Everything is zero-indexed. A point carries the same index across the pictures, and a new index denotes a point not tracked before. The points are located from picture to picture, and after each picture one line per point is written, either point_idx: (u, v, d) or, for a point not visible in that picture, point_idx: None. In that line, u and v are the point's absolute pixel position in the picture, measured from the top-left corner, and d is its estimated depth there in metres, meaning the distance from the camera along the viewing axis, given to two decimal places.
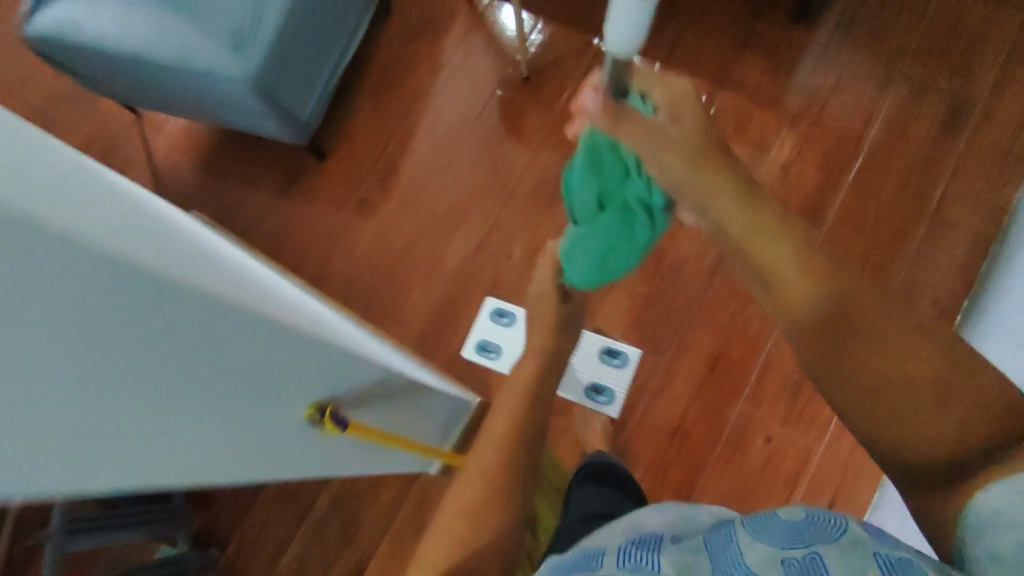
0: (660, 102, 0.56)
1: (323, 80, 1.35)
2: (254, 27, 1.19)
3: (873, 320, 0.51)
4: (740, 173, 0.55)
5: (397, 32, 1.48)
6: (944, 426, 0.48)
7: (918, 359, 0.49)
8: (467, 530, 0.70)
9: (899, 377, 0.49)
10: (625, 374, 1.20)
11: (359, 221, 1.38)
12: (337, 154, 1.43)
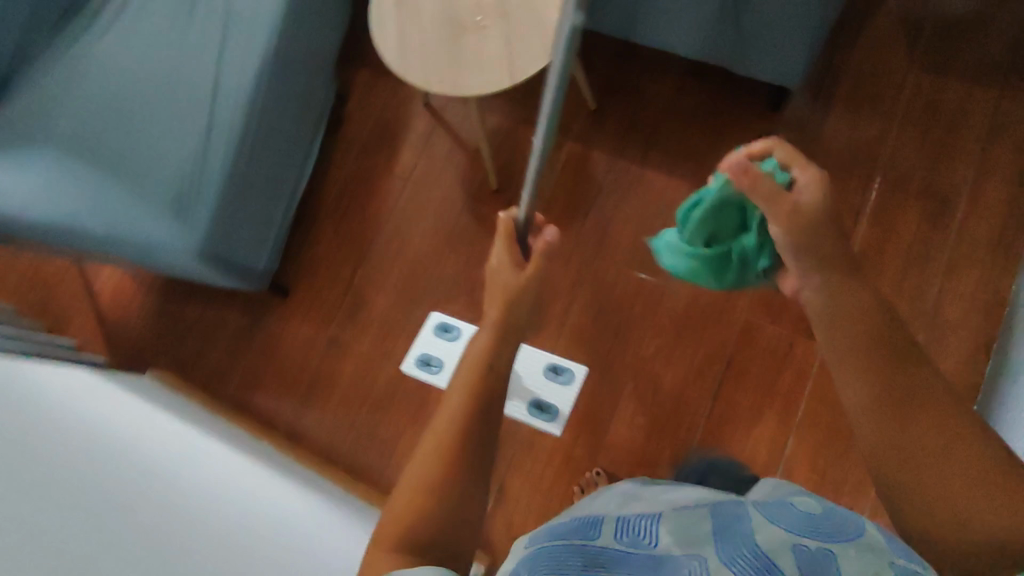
0: (799, 177, 0.64)
1: (276, 221, 1.25)
2: (196, 189, 1.07)
3: (912, 394, 0.50)
4: (839, 249, 0.60)
5: (353, 150, 1.40)
6: (966, 493, 0.46)
7: (940, 422, 0.49)
8: (450, 455, 0.56)
9: (913, 413, 0.49)
10: (571, 389, 1.21)
11: (334, 363, 1.29)
12: (302, 290, 1.33)
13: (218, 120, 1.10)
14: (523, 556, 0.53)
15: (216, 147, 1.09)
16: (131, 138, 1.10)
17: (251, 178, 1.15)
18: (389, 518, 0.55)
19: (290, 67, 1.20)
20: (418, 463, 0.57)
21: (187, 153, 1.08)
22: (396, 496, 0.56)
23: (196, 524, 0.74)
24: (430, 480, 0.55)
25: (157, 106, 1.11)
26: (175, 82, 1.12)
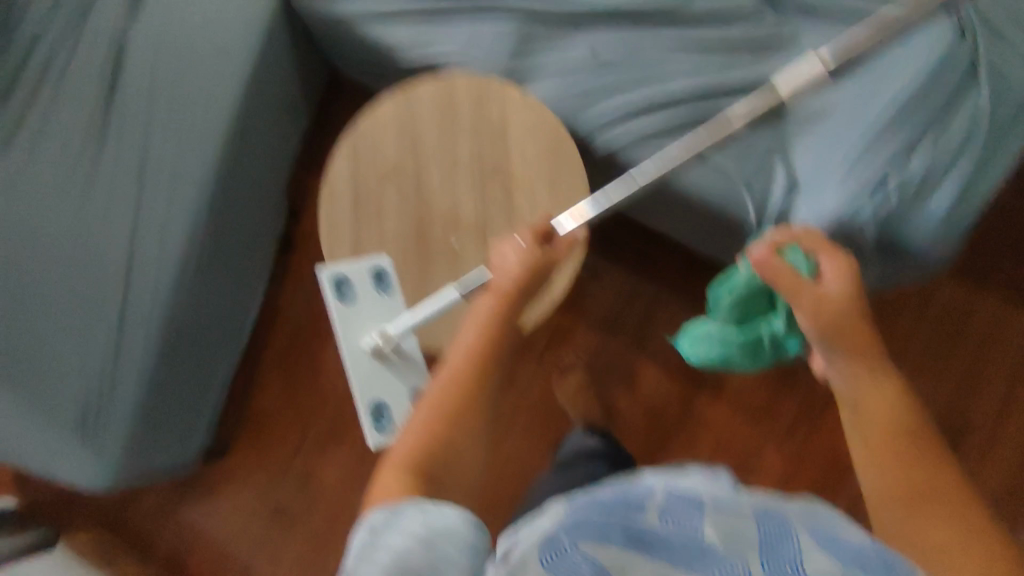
0: (825, 267, 0.68)
1: (211, 398, 1.10)
2: (106, 404, 0.91)
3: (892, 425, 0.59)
4: (874, 346, 0.65)
5: (306, 287, 1.23)
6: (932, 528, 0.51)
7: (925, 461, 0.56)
8: (452, 398, 0.58)
9: (896, 449, 0.57)
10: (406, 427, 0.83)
11: (279, 537, 1.16)
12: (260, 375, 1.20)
13: (135, 316, 0.92)
14: (563, 517, 0.38)
15: (132, 351, 0.92)
16: (24, 334, 0.90)
17: (178, 371, 0.99)
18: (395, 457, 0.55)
19: (227, 228, 1.03)
20: (414, 422, 0.58)
21: (95, 359, 0.91)
22: (401, 443, 0.56)
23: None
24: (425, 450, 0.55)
25: (57, 293, 0.91)
26: (81, 261, 0.92)
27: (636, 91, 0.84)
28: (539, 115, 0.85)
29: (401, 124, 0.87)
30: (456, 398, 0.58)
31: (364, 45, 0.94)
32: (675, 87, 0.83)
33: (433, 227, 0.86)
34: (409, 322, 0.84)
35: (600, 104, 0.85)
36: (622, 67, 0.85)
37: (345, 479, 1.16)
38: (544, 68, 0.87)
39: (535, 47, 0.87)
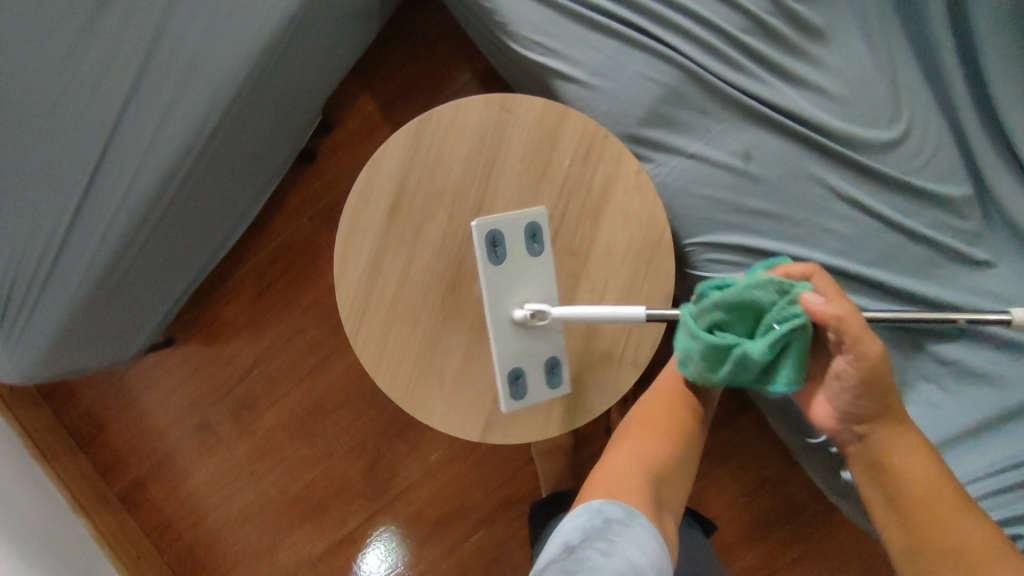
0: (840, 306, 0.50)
1: (162, 310, 0.94)
2: (33, 300, 0.75)
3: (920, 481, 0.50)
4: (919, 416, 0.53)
5: (309, 211, 1.05)
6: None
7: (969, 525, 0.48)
8: (669, 441, 0.57)
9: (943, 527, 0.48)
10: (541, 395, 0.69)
11: (198, 453, 1.10)
12: (234, 283, 1.07)
13: (90, 219, 0.74)
14: None
15: (74, 261, 0.74)
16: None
17: (127, 288, 0.82)
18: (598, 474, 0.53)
19: (238, 141, 0.82)
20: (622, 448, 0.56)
21: (31, 251, 0.74)
22: (609, 462, 0.54)
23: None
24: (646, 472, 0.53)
25: (13, 154, 0.73)
26: (52, 128, 0.73)
27: (772, 229, 0.68)
28: (648, 211, 0.68)
29: (484, 144, 0.69)
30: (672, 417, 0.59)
31: (477, 6, 0.71)
32: (820, 250, 0.67)
33: (469, 281, 0.69)
34: (399, 376, 0.69)
35: (724, 224, 0.69)
36: (769, 193, 0.68)
37: (284, 428, 1.07)
38: (680, 148, 0.69)
39: (678, 117, 0.69)
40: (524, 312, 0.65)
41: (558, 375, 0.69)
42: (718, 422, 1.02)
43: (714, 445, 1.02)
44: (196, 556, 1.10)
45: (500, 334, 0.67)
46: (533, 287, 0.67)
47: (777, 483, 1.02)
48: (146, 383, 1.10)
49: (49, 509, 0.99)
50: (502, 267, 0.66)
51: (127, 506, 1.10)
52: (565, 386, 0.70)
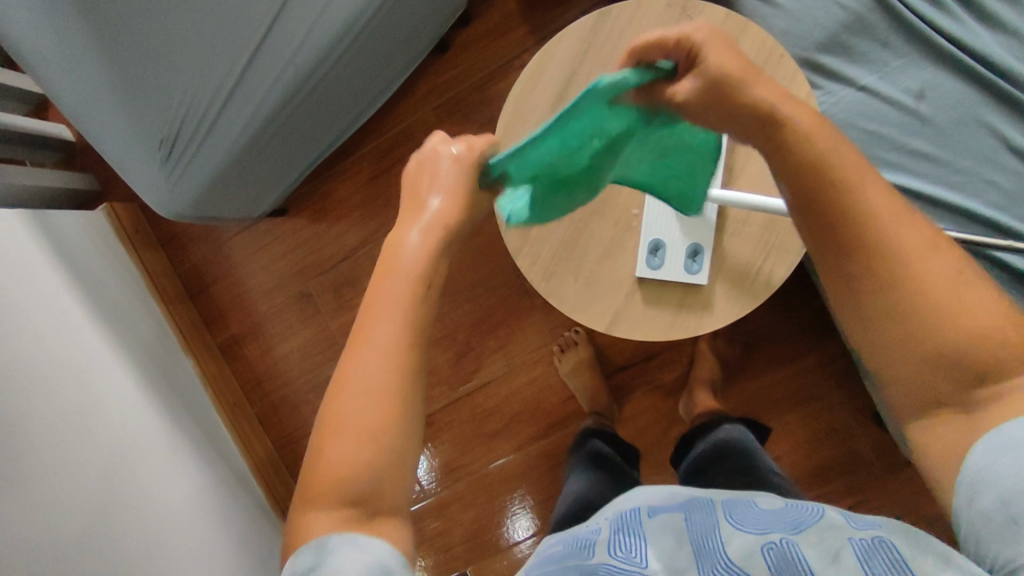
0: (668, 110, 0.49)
1: (292, 174, 0.97)
2: (195, 136, 0.79)
3: (881, 222, 0.43)
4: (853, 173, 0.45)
5: (435, 102, 1.07)
6: (952, 373, 0.42)
7: (941, 267, 0.43)
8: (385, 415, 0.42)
9: (911, 278, 0.42)
10: (677, 278, 0.71)
11: (295, 320, 1.16)
12: (352, 163, 1.10)
13: (258, 72, 0.77)
14: None
15: (237, 112, 0.78)
16: (147, 26, 0.77)
17: (274, 146, 0.86)
18: (340, 462, 0.41)
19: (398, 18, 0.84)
20: (358, 385, 0.42)
21: (202, 96, 0.78)
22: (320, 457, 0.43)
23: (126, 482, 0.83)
24: (398, 441, 0.42)
25: None
26: None
27: (931, 173, 0.68)
28: None
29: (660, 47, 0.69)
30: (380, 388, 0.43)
31: None
32: (979, 201, 0.67)
33: (619, 183, 0.73)
34: (537, 262, 0.73)
35: (885, 162, 0.69)
36: (937, 137, 0.68)
37: None
38: (855, 79, 0.69)
39: (857, 46, 0.69)
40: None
41: (699, 262, 0.71)
42: (799, 364, 1.06)
43: (789, 385, 1.07)
44: (283, 413, 1.18)
45: (654, 206, 0.72)
46: (704, 174, 0.72)
47: (846, 430, 1.05)
48: (252, 247, 1.16)
49: (160, 344, 1.06)
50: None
51: (226, 357, 1.18)
52: (702, 276, 0.71)
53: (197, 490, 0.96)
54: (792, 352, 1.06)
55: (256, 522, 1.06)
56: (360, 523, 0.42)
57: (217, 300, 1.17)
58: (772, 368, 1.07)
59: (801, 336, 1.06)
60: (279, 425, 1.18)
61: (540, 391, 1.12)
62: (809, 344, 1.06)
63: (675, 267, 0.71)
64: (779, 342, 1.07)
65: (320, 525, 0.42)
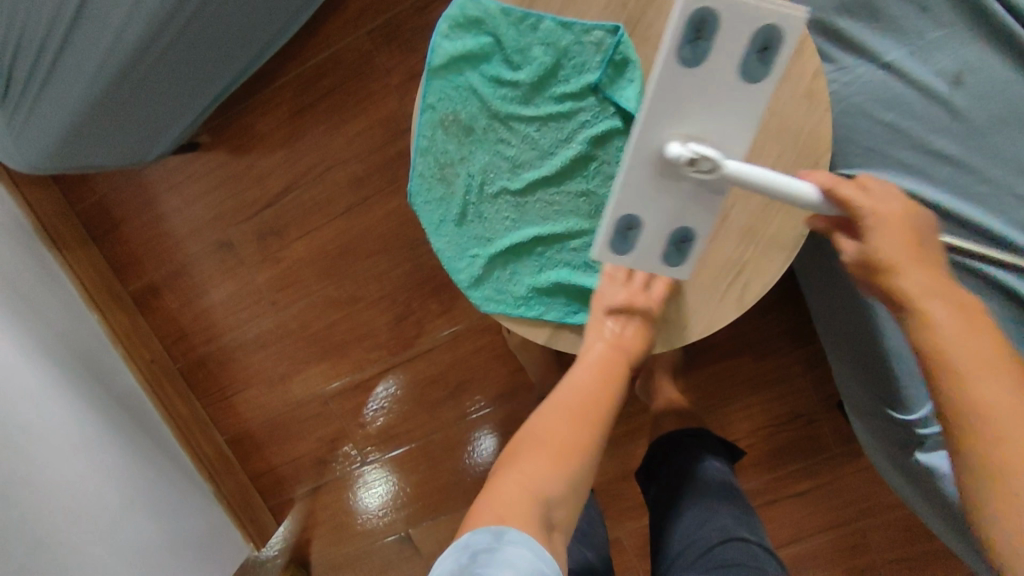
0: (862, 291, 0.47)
1: (191, 116, 0.81)
2: (42, 73, 0.63)
3: (949, 350, 0.41)
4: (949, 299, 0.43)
5: (370, 25, 0.88)
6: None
7: (1003, 389, 0.39)
8: (570, 459, 0.49)
9: (970, 407, 0.39)
10: (644, 264, 0.54)
11: (217, 272, 1.03)
12: (275, 93, 0.93)
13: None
14: None
15: (87, 44, 0.62)
16: None
17: (153, 86, 0.69)
18: (529, 475, 0.48)
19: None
20: (555, 422, 0.52)
21: (37, 19, 0.61)
22: (504, 480, 0.48)
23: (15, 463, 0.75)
24: (581, 464, 0.50)
25: None
26: None
27: (951, 180, 0.55)
28: (808, 127, 0.54)
29: None
30: (569, 435, 0.51)
31: None
32: (1002, 219, 0.55)
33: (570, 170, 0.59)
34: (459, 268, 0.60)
35: (897, 161, 0.56)
36: (969, 134, 0.54)
37: (311, 263, 1.00)
38: (877, 54, 0.54)
39: (887, 8, 0.54)
40: (684, 153, 0.45)
41: (683, 253, 0.54)
42: (770, 347, 0.97)
43: (756, 368, 0.98)
44: (211, 369, 1.08)
45: (635, 168, 0.48)
46: (723, 116, 0.47)
47: (813, 418, 0.98)
48: (162, 184, 1.00)
49: (59, 299, 0.94)
50: (691, 75, 0.45)
51: (141, 307, 1.06)
52: (684, 269, 0.55)
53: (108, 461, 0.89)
54: (764, 334, 0.97)
55: (176, 488, 0.99)
56: (538, 525, 0.44)
57: (127, 244, 1.03)
58: (739, 350, 0.98)
59: (776, 319, 0.95)
60: (208, 380, 1.09)
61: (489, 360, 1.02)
62: (783, 327, 0.96)
63: (653, 252, 0.54)
64: (750, 322, 0.96)
65: (515, 514, 0.44)
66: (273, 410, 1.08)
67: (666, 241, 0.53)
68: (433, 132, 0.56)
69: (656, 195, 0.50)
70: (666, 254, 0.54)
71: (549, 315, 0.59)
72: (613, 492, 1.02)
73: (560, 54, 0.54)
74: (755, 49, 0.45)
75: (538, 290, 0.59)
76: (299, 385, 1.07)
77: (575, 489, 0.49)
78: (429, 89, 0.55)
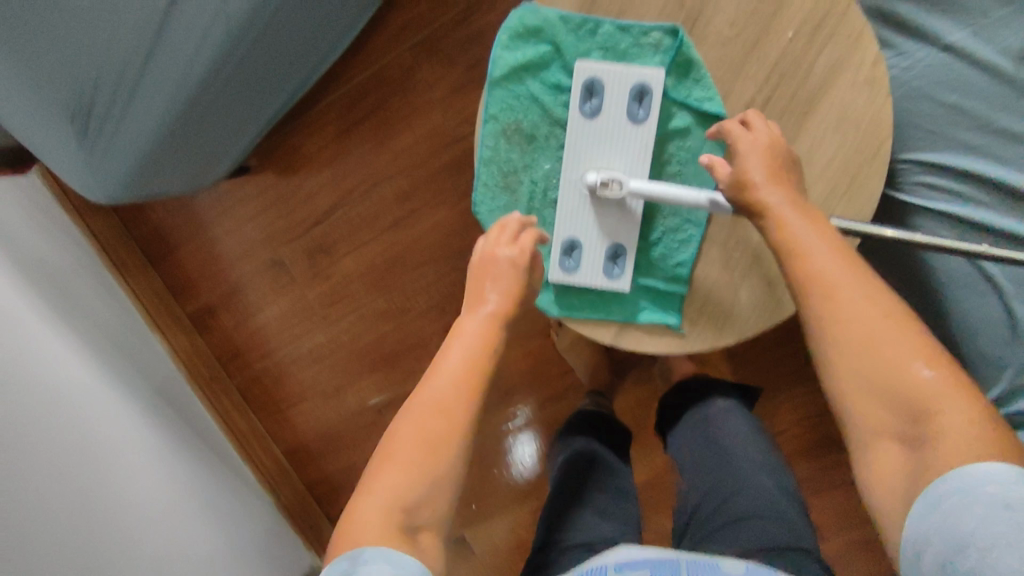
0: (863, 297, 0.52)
1: (247, 138, 0.83)
2: (119, 106, 0.66)
3: (821, 278, 0.45)
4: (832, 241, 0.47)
5: (412, 40, 0.90)
6: (900, 411, 0.41)
7: (854, 295, 0.44)
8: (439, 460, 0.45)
9: (812, 279, 0.45)
10: (592, 283, 0.59)
11: (270, 290, 1.05)
12: (320, 111, 0.95)
13: (182, 23, 0.62)
14: None
15: (161, 76, 0.65)
16: None
17: (218, 112, 0.72)
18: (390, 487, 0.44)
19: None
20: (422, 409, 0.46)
21: (112, 55, 0.63)
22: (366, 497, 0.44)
23: (106, 481, 0.78)
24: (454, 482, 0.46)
25: None
26: None
27: (1016, 158, 0.55)
28: (870, 114, 0.54)
29: None
30: (443, 434, 0.46)
31: None
32: None
33: None
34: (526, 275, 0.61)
35: (959, 144, 0.56)
36: None
37: (361, 276, 1.02)
38: (938, 36, 0.54)
39: None
40: (598, 178, 0.55)
41: (621, 266, 0.59)
42: None
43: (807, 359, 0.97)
44: (266, 385, 1.11)
45: (567, 199, 0.57)
46: (630, 154, 0.55)
47: None
48: (212, 205, 1.03)
49: (122, 323, 0.97)
50: (590, 127, 0.55)
51: (198, 328, 1.09)
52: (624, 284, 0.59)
53: (181, 478, 0.92)
54: None
55: (243, 505, 1.02)
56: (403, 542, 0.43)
57: (181, 265, 1.06)
58: (789, 342, 0.97)
59: None
60: (263, 396, 1.11)
61: (538, 363, 1.02)
62: None
63: (595, 271, 0.59)
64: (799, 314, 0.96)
65: (374, 538, 0.42)
66: (328, 422, 1.10)
67: (605, 259, 0.59)
68: (495, 142, 0.57)
69: (588, 219, 0.57)
70: (605, 273, 0.59)
71: (613, 316, 0.60)
72: (666, 490, 1.02)
73: (619, 57, 0.55)
74: (638, 102, 0.54)
75: (603, 293, 0.60)
76: (352, 396, 1.09)
77: (442, 491, 0.46)
78: (491, 100, 0.57)
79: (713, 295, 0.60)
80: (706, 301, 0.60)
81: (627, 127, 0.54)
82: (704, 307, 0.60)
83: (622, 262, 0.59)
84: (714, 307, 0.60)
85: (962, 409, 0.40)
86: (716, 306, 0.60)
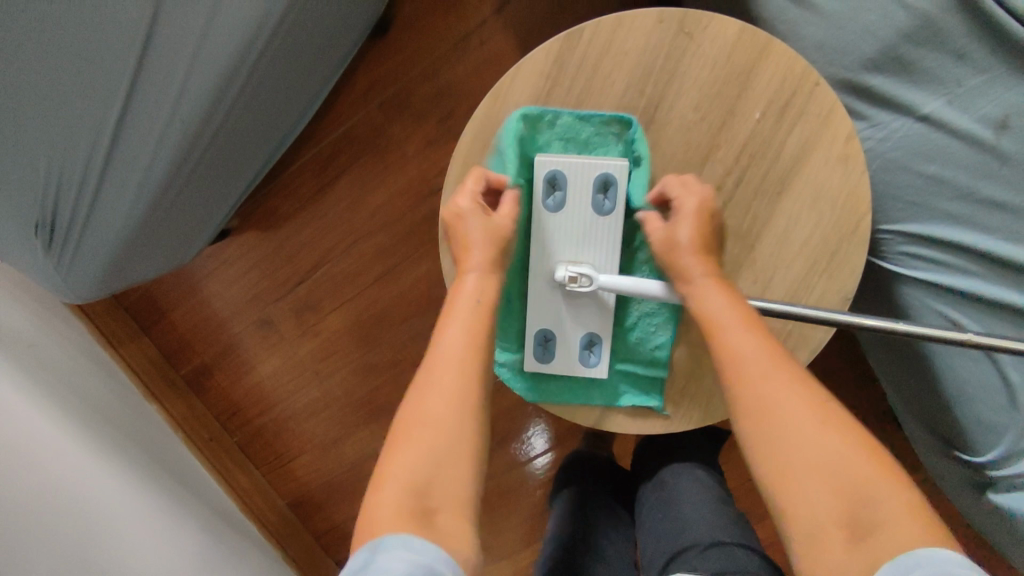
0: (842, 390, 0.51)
1: (224, 210, 0.82)
2: (86, 206, 0.66)
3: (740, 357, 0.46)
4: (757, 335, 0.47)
5: (380, 96, 0.90)
6: (829, 492, 0.40)
7: (767, 375, 0.45)
8: (452, 444, 0.44)
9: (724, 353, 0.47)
10: (570, 371, 0.58)
11: (261, 348, 1.05)
12: (294, 173, 0.94)
13: (143, 111, 0.63)
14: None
15: (126, 171, 0.65)
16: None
17: (190, 198, 0.72)
18: (403, 473, 0.42)
19: (315, 12, 0.68)
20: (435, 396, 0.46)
21: (74, 159, 0.64)
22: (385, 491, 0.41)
23: (143, 518, 0.83)
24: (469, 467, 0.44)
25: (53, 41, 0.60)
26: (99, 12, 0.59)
27: (1002, 227, 0.53)
28: (845, 193, 0.53)
29: (648, 81, 0.53)
30: (456, 418, 0.45)
31: None
32: None
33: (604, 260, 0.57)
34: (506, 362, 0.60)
35: (941, 214, 0.54)
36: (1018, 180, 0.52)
37: (350, 330, 1.01)
38: (913, 106, 0.53)
39: (919, 62, 0.52)
40: (566, 274, 0.53)
41: (597, 353, 0.58)
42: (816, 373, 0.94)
43: None
44: (266, 439, 1.10)
45: (537, 291, 0.56)
46: (598, 243, 0.54)
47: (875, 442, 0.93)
48: (193, 270, 1.02)
49: (116, 392, 0.98)
50: (555, 219, 0.54)
51: (193, 389, 1.09)
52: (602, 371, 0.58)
53: (194, 527, 0.93)
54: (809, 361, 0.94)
55: (256, 559, 1.01)
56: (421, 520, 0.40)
57: (171, 329, 1.06)
58: None
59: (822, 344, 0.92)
60: (264, 450, 1.11)
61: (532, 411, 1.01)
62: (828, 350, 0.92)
63: (572, 359, 0.58)
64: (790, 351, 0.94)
65: (391, 525, 0.39)
66: (329, 473, 1.10)
67: (581, 348, 0.58)
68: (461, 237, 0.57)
69: (560, 309, 0.57)
70: (583, 361, 0.58)
71: (593, 402, 0.59)
72: None
73: (582, 146, 0.54)
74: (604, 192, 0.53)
75: (581, 380, 0.59)
76: (351, 446, 1.08)
77: (454, 488, 0.43)
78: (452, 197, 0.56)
79: (695, 378, 0.59)
80: (689, 385, 0.59)
81: (594, 220, 0.53)
82: (686, 390, 0.59)
83: (598, 349, 0.58)
84: (697, 391, 0.59)
85: (897, 496, 0.39)
86: (699, 390, 0.59)
